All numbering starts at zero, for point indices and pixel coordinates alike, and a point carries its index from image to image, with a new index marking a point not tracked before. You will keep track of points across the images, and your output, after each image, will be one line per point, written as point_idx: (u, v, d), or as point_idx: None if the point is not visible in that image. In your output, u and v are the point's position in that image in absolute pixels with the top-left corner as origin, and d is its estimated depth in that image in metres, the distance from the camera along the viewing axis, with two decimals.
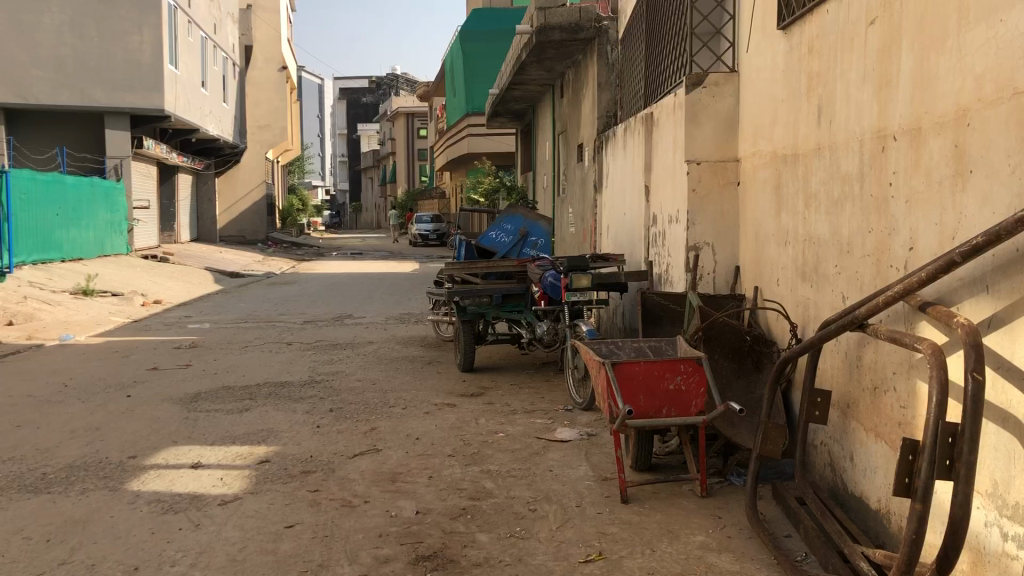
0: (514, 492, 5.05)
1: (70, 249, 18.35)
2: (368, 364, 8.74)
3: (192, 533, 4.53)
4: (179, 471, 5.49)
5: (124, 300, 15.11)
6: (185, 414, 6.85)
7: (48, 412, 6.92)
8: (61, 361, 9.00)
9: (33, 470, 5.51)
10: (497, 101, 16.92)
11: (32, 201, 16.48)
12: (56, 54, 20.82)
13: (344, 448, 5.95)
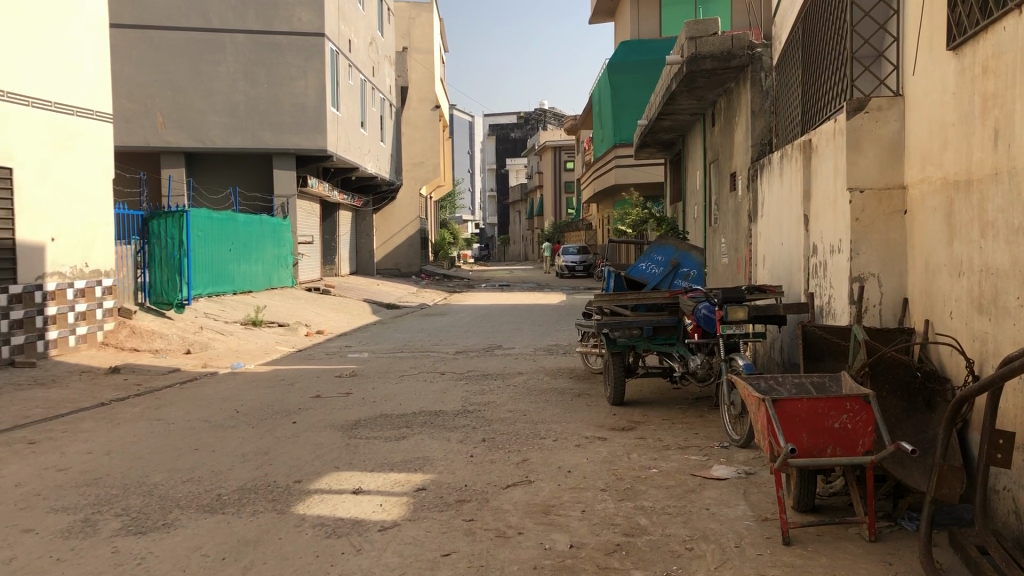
0: (670, 530, 4.95)
1: (241, 282, 19.51)
2: (519, 395, 8.82)
3: (354, 557, 4.68)
4: (341, 496, 5.70)
5: (289, 330, 15.91)
6: (346, 440, 7.12)
7: (222, 436, 7.35)
8: (233, 388, 9.56)
9: (210, 491, 5.85)
10: (647, 132, 16.90)
11: (209, 238, 17.64)
12: (231, 101, 22.31)
13: (498, 478, 6.01)
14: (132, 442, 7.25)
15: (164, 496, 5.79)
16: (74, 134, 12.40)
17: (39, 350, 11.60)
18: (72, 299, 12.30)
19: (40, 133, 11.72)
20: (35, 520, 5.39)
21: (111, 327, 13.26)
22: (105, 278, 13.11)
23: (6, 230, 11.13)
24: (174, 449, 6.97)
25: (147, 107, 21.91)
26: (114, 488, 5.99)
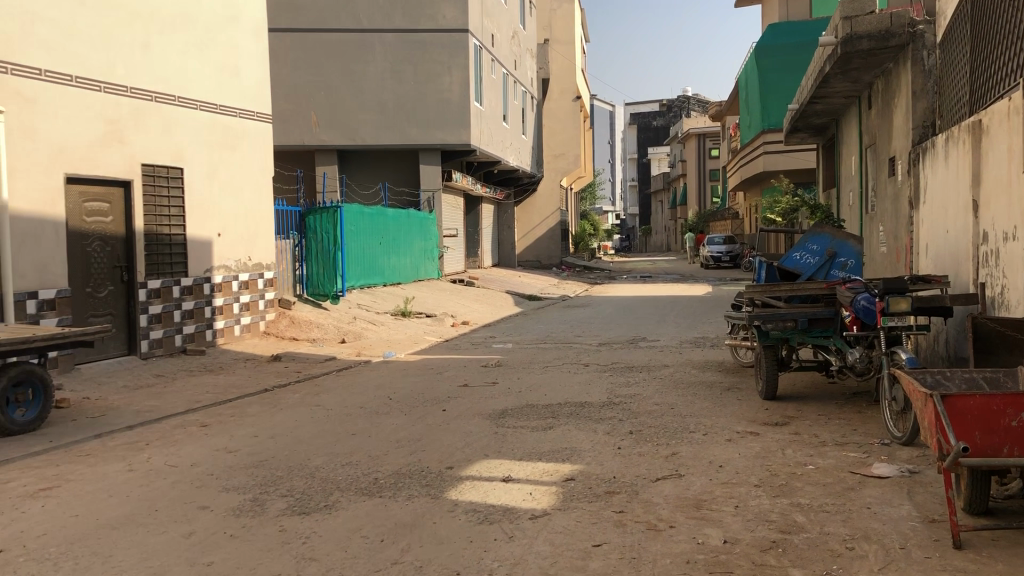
0: (829, 528, 4.78)
1: (390, 274, 20.14)
2: (665, 388, 8.72)
3: (506, 544, 4.76)
4: (492, 483, 5.80)
5: (436, 321, 16.30)
6: (495, 429, 7.24)
7: (376, 422, 7.63)
8: (385, 377, 9.89)
9: (367, 475, 6.09)
10: (797, 117, 16.35)
11: (360, 232, 18.30)
12: (380, 99, 23.04)
13: (646, 471, 5.97)
14: (294, 426, 7.63)
15: (325, 479, 6.06)
16: (239, 135, 13.13)
17: (208, 339, 12.38)
18: (236, 291, 13.05)
19: (208, 135, 12.47)
20: (209, 497, 5.76)
21: (272, 317, 13.98)
22: (266, 271, 13.83)
23: (179, 226, 11.92)
24: (332, 434, 7.29)
25: (302, 107, 22.91)
26: (278, 470, 6.32)
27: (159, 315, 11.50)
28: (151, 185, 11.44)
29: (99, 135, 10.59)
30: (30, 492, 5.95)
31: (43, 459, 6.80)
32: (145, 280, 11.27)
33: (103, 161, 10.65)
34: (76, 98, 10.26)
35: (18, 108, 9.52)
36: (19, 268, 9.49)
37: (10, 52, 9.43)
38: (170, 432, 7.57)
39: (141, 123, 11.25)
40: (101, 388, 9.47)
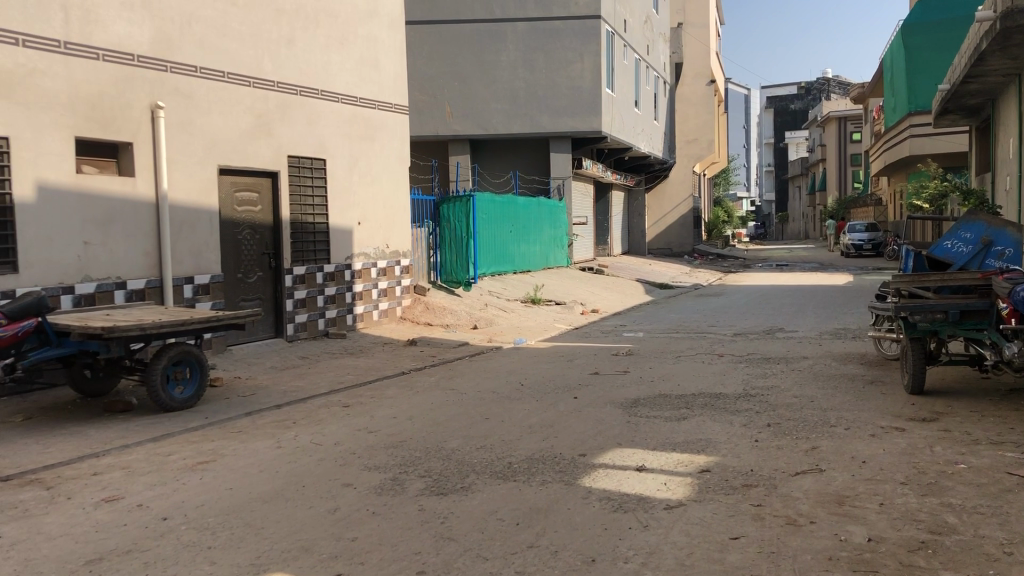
0: (984, 531, 4.55)
1: (521, 262, 20.35)
2: (804, 380, 8.49)
3: (642, 533, 4.75)
4: (626, 472, 5.80)
5: (567, 309, 16.37)
6: (628, 418, 7.22)
7: (510, 407, 7.75)
8: (518, 363, 10.03)
9: (502, 459, 6.19)
10: (948, 98, 15.51)
11: (492, 220, 18.57)
12: (512, 87, 23.23)
13: (785, 464, 5.83)
14: (430, 409, 7.84)
15: (461, 461, 6.21)
16: (376, 126, 13.52)
17: (348, 323, 12.86)
18: (375, 277, 13.49)
19: (347, 126, 12.90)
20: (352, 475, 6.00)
21: (408, 303, 14.38)
22: (403, 258, 14.21)
23: (321, 215, 12.40)
24: (467, 418, 7.45)
25: (437, 98, 23.37)
26: (417, 451, 6.51)
27: (303, 299, 12.02)
28: (296, 176, 11.94)
29: (249, 128, 11.13)
30: (190, 464, 6.36)
31: (199, 434, 7.24)
32: (290, 266, 11.78)
33: (253, 153, 11.18)
34: (228, 92, 10.82)
35: (176, 103, 10.12)
36: (176, 254, 10.14)
37: (168, 51, 10.04)
38: (315, 411, 7.92)
39: (286, 115, 11.74)
40: (251, 368, 10.01)
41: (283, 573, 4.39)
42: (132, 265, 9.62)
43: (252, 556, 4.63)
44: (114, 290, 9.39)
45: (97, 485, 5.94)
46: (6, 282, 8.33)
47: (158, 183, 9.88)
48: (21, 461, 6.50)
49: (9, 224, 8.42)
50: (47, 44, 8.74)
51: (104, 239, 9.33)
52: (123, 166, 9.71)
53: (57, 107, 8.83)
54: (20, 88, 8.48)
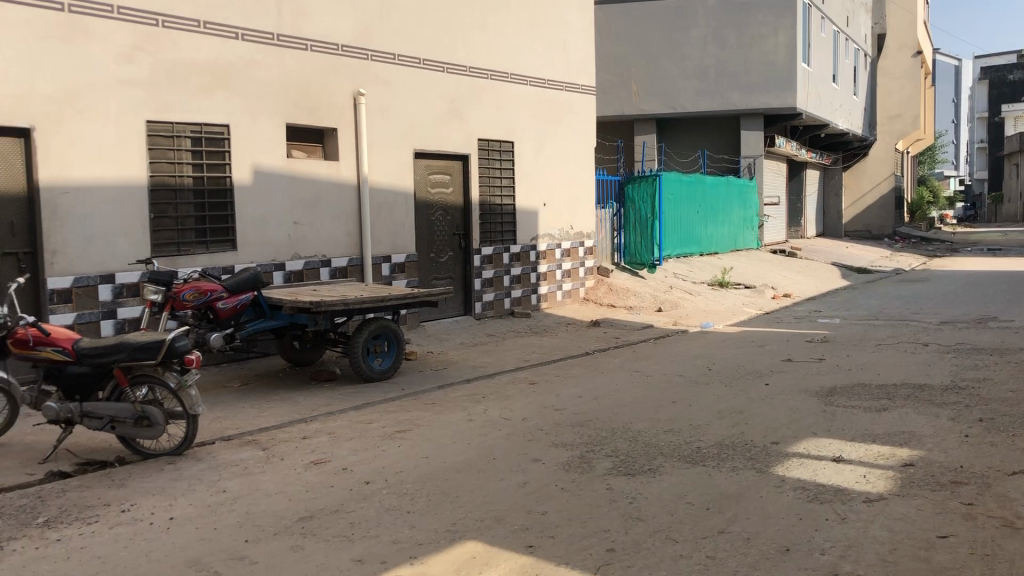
0: None
1: (708, 244, 19.93)
2: (1022, 373, 7.85)
3: (839, 525, 4.57)
4: (821, 462, 5.60)
5: (756, 293, 15.86)
6: (823, 407, 6.96)
7: (697, 392, 7.65)
8: (705, 347, 9.85)
9: (690, 443, 6.13)
10: None
11: (678, 201, 18.29)
12: (702, 64, 22.70)
13: (1000, 463, 5.43)
14: (616, 390, 7.87)
15: (648, 444, 6.19)
16: (563, 107, 13.63)
17: (533, 303, 13.09)
18: (559, 258, 13.65)
19: (536, 108, 13.07)
20: (541, 451, 6.12)
21: (591, 284, 14.45)
22: (588, 239, 14.28)
23: (509, 196, 12.65)
24: (654, 400, 7.42)
25: (623, 77, 23.20)
26: (604, 431, 6.56)
27: (491, 279, 12.34)
28: (485, 158, 12.24)
29: (442, 112, 11.50)
30: (389, 433, 6.71)
31: (396, 405, 7.62)
32: (479, 247, 12.10)
33: (445, 137, 11.55)
34: (423, 77, 11.22)
35: (375, 89, 10.61)
36: (375, 234, 10.66)
37: (369, 39, 10.53)
38: (504, 387, 8.13)
39: (477, 99, 12.04)
40: (442, 344, 10.40)
41: (477, 542, 4.56)
42: (335, 244, 10.22)
43: (448, 523, 4.83)
44: (320, 267, 10.03)
45: (307, 448, 6.38)
46: (226, 258, 9.10)
47: (359, 166, 10.40)
48: (239, 423, 7.09)
49: (228, 205, 9.15)
50: (263, 37, 9.39)
51: (310, 219, 9.94)
52: (327, 151, 10.31)
53: (269, 96, 9.48)
54: (238, 78, 9.17)
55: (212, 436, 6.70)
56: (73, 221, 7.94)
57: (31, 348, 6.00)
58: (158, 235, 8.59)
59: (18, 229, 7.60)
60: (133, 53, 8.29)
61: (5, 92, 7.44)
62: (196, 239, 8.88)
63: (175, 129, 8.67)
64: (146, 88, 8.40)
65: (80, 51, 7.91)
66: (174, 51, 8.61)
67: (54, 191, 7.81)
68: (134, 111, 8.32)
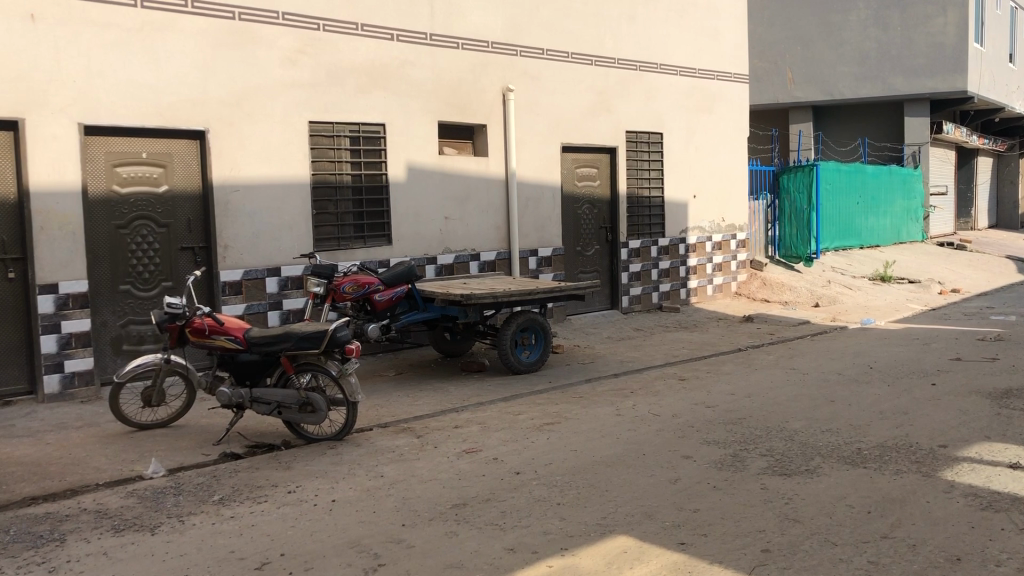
0: None
1: (868, 236, 19.03)
2: None
3: (1016, 536, 4.28)
4: (996, 468, 5.26)
5: (921, 288, 15.01)
6: (997, 409, 6.53)
7: (856, 391, 7.34)
8: (864, 344, 9.43)
9: (849, 444, 5.89)
10: None
11: (835, 192, 17.56)
12: (862, 49, 21.77)
13: None
14: (769, 388, 7.65)
15: (805, 443, 5.99)
16: (714, 97, 13.36)
17: (682, 297, 12.89)
18: (710, 251, 13.38)
19: (686, 98, 12.87)
20: (691, 448, 6.03)
21: (744, 278, 14.09)
22: (740, 232, 13.93)
23: (658, 188, 12.51)
24: (811, 399, 7.17)
25: (778, 64, 22.70)
26: (757, 429, 6.39)
27: (638, 273, 12.23)
28: (634, 151, 12.14)
29: (590, 105, 11.48)
30: (538, 425, 6.78)
31: (544, 397, 7.69)
32: (627, 240, 12.02)
33: (593, 130, 11.53)
34: (572, 71, 11.25)
35: (524, 85, 10.73)
36: (523, 229, 10.78)
37: (518, 35, 10.65)
38: (652, 382, 8.06)
39: (625, 91, 11.96)
40: (589, 338, 10.41)
41: (628, 536, 4.55)
42: (484, 238, 10.40)
43: (598, 517, 4.84)
44: (469, 261, 10.24)
45: (459, 437, 6.53)
46: (382, 252, 9.44)
47: (508, 161, 10.53)
48: (395, 411, 7.33)
49: (384, 201, 9.48)
50: (416, 37, 9.66)
51: (461, 214, 10.16)
52: (478, 147, 10.51)
53: (422, 94, 9.75)
54: (394, 78, 9.48)
55: (370, 423, 6.96)
56: (244, 218, 8.43)
57: (207, 337, 6.44)
58: (319, 230, 9.01)
59: (194, 224, 8.19)
60: (297, 56, 8.71)
61: (182, 97, 7.98)
62: (354, 234, 9.27)
63: (335, 129, 9.06)
64: (308, 90, 8.82)
65: (248, 56, 8.38)
66: (334, 54, 8.99)
67: (226, 190, 8.31)
68: (297, 112, 8.75)
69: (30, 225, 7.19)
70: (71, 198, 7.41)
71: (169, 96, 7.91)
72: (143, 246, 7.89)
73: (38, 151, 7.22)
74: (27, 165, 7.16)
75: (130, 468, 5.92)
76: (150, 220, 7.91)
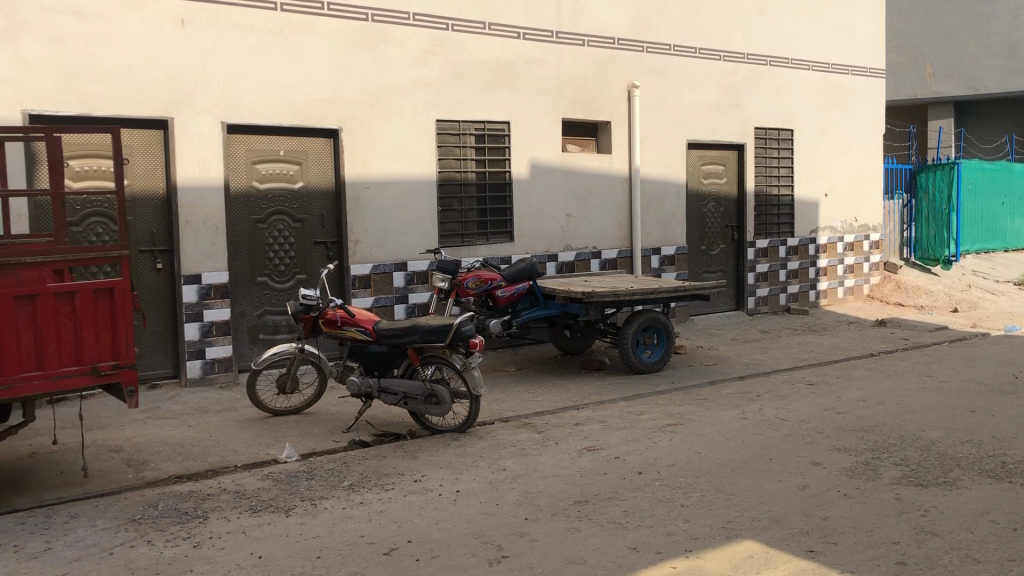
0: None
1: (1014, 239, 17.97)
2: None
3: None
4: None
5: None
6: None
7: (1001, 401, 6.94)
8: (1009, 353, 8.90)
9: (993, 457, 5.59)
10: None
11: (979, 192, 16.61)
12: (1012, 40, 20.31)
13: None
14: (905, 395, 7.34)
15: (944, 454, 5.72)
16: (848, 92, 12.89)
17: (811, 299, 12.51)
18: (842, 252, 12.94)
19: (819, 94, 12.47)
20: (821, 455, 5.85)
21: (876, 281, 13.55)
22: (873, 233, 13.41)
23: (787, 186, 12.17)
24: (951, 408, 6.84)
25: (917, 58, 21.84)
26: (892, 437, 6.14)
27: (765, 273, 11.94)
28: (762, 148, 11.85)
29: (717, 101, 11.27)
30: (662, 425, 6.71)
31: (667, 398, 7.60)
32: (754, 240, 11.75)
33: (719, 126, 11.31)
34: (699, 67, 11.07)
35: (651, 81, 10.64)
36: (646, 226, 10.70)
37: (645, 31, 10.57)
38: (780, 386, 7.86)
39: (755, 87, 11.69)
40: (713, 339, 10.22)
41: (755, 541, 4.45)
42: (607, 236, 10.37)
43: (723, 520, 4.75)
44: (591, 258, 10.22)
45: (580, 434, 6.54)
46: (504, 249, 9.54)
47: (631, 158, 10.46)
48: (517, 406, 7.41)
49: (508, 198, 9.58)
50: (542, 35, 9.71)
51: (584, 212, 10.16)
52: (601, 144, 10.48)
53: (547, 92, 9.80)
54: (519, 76, 9.57)
55: (493, 417, 7.06)
56: (373, 214, 8.67)
57: (339, 327, 6.68)
58: (444, 227, 9.19)
59: (327, 220, 8.49)
60: (426, 56, 8.91)
61: (318, 97, 8.28)
62: (478, 231, 9.41)
63: (461, 127, 9.22)
64: (436, 89, 9.00)
65: (381, 57, 8.62)
66: (462, 53, 9.14)
67: (357, 186, 8.56)
68: (425, 110, 8.94)
69: (177, 219, 7.60)
70: (214, 193, 7.79)
71: (306, 96, 8.22)
72: (279, 240, 8.24)
73: (185, 149, 7.63)
74: (175, 162, 7.58)
75: (266, 451, 6.19)
76: (286, 216, 8.25)
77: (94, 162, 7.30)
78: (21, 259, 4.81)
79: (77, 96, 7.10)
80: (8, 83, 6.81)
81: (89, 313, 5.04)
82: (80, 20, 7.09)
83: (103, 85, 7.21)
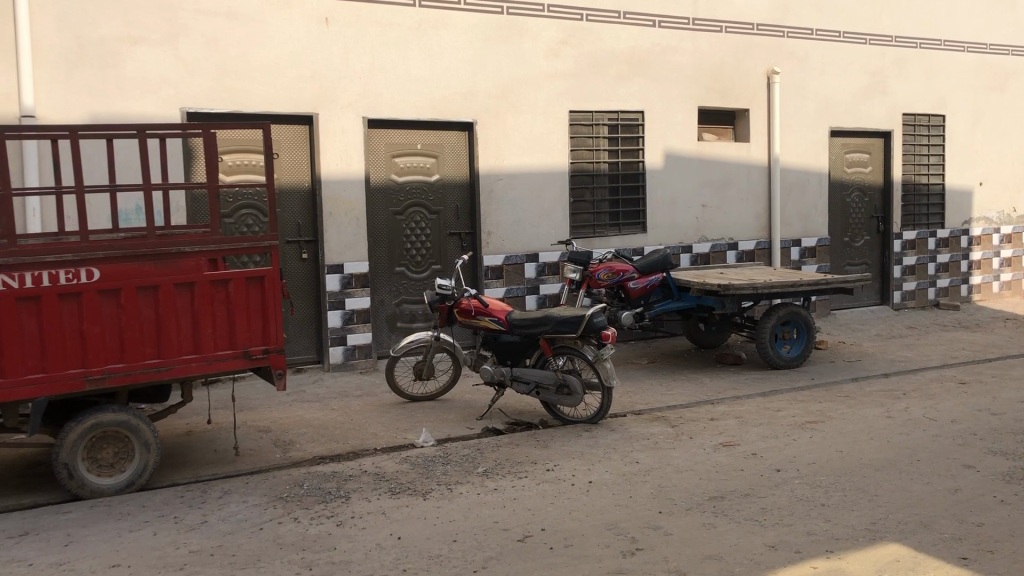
0: None
1: None
2: None
3: None
4: None
5: None
6: None
7: None
8: None
9: None
10: None
11: None
12: None
13: None
14: None
15: None
16: (1008, 73, 12.09)
17: (962, 294, 11.86)
18: (998, 245, 12.20)
19: (975, 77, 11.77)
20: (974, 457, 5.54)
21: None
22: None
23: (938, 175, 11.55)
24: None
25: None
26: None
27: (913, 266, 11.40)
28: (912, 135, 11.29)
29: (862, 86, 10.81)
30: (802, 422, 6.51)
31: (807, 394, 7.38)
32: (901, 231, 11.23)
33: (865, 112, 10.84)
34: (843, 51, 10.65)
35: (791, 67, 10.30)
36: (785, 217, 10.39)
37: (785, 16, 10.23)
38: (929, 384, 7.49)
39: (903, 70, 11.14)
40: (856, 334, 9.83)
41: (900, 545, 4.27)
42: (744, 226, 10.13)
43: (867, 521, 4.58)
44: (727, 250, 10.03)
45: (716, 430, 6.42)
46: (637, 240, 9.47)
47: (770, 146, 10.17)
48: (650, 399, 7.35)
49: (641, 189, 9.49)
50: (679, 23, 9.56)
51: (720, 202, 9.96)
52: (739, 133, 10.25)
53: (683, 81, 9.65)
54: (654, 65, 9.45)
55: (625, 409, 7.03)
56: (507, 205, 8.77)
57: (472, 317, 6.80)
58: (577, 218, 9.19)
59: (462, 211, 8.64)
60: (560, 47, 8.92)
61: (454, 91, 8.43)
62: (611, 222, 9.36)
63: (594, 118, 9.19)
64: (571, 80, 9.00)
65: (515, 49, 8.70)
66: (597, 44, 9.11)
67: (491, 178, 8.68)
68: (559, 102, 8.96)
69: (321, 211, 7.90)
70: (356, 186, 8.06)
71: (443, 89, 8.38)
72: (416, 231, 8.44)
73: (328, 143, 7.92)
74: (319, 156, 7.88)
75: (404, 436, 6.38)
76: (423, 208, 8.44)
77: (246, 157, 7.69)
78: (180, 249, 5.12)
79: (229, 93, 7.47)
80: (168, 82, 7.24)
81: (242, 301, 5.31)
82: (233, 22, 7.46)
83: (253, 83, 7.56)
